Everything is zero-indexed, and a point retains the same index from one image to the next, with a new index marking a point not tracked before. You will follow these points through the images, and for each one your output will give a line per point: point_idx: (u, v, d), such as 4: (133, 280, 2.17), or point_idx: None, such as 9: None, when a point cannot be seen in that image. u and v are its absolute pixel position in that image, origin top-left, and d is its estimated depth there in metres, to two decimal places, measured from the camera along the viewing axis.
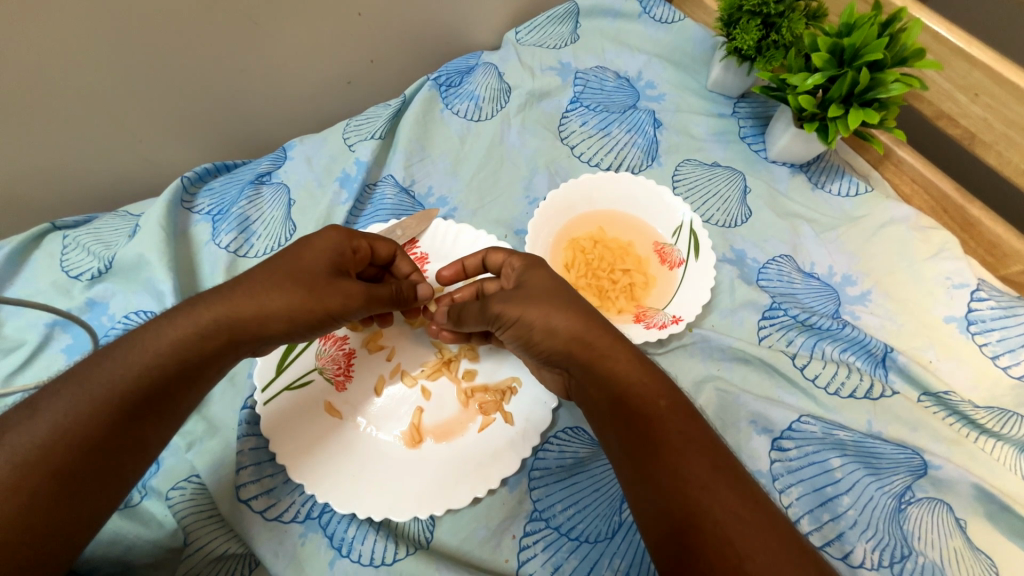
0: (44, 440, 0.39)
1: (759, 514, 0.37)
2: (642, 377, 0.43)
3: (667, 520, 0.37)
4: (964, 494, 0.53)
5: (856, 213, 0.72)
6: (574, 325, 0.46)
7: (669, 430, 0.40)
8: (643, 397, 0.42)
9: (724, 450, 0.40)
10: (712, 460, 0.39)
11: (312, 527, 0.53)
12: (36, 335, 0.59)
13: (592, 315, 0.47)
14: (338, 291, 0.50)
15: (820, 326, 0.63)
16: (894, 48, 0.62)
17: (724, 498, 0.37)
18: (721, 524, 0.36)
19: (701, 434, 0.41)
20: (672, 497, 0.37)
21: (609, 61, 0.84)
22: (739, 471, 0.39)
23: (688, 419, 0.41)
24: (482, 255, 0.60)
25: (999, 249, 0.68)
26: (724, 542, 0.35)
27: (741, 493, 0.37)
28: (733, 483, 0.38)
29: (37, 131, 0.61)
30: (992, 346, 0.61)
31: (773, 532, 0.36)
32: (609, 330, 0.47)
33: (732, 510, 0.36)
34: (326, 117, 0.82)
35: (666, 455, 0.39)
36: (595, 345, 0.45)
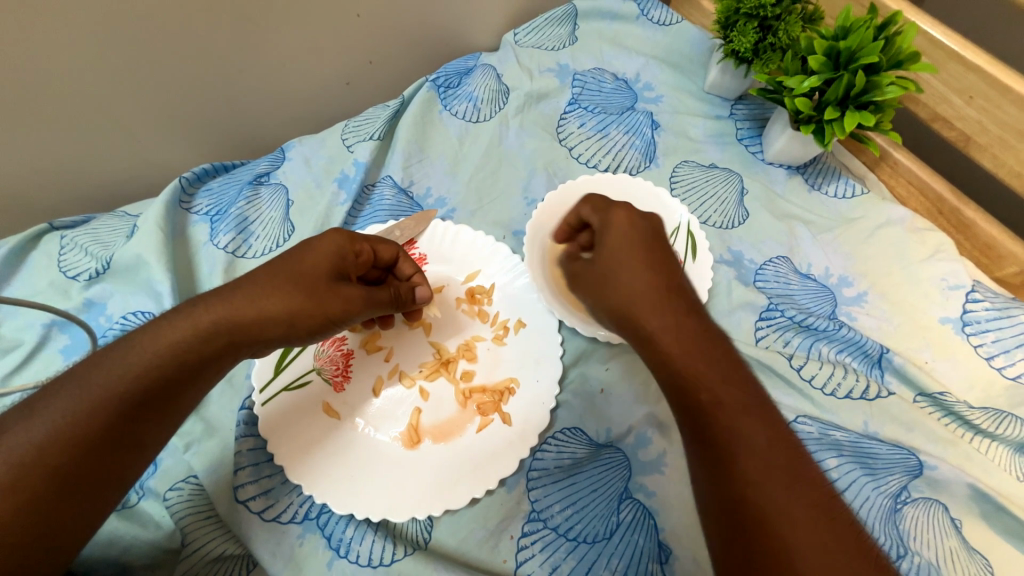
0: (42, 440, 0.39)
1: (813, 511, 0.36)
2: (705, 356, 0.43)
3: (720, 508, 0.38)
4: (959, 494, 0.53)
5: (852, 215, 0.72)
6: (639, 301, 0.46)
7: (725, 415, 0.40)
8: (702, 378, 0.42)
9: (786, 438, 0.40)
10: (773, 453, 0.39)
11: (310, 527, 0.53)
12: (33, 335, 0.59)
13: (659, 288, 0.47)
14: (340, 296, 0.50)
15: (817, 327, 0.64)
16: (890, 51, 0.63)
17: (777, 492, 0.37)
18: (774, 518, 0.36)
19: (762, 422, 0.40)
20: (724, 486, 0.38)
21: (607, 63, 0.84)
22: (801, 468, 0.39)
23: (749, 403, 0.41)
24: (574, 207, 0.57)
25: (994, 251, 0.69)
26: (774, 535, 0.35)
27: (798, 491, 0.37)
28: (791, 479, 0.38)
29: (35, 131, 0.61)
30: (987, 347, 0.62)
31: (826, 528, 0.36)
32: (680, 305, 0.46)
33: (784, 506, 0.36)
34: (324, 118, 0.82)
35: (721, 442, 0.40)
36: (649, 320, 0.45)
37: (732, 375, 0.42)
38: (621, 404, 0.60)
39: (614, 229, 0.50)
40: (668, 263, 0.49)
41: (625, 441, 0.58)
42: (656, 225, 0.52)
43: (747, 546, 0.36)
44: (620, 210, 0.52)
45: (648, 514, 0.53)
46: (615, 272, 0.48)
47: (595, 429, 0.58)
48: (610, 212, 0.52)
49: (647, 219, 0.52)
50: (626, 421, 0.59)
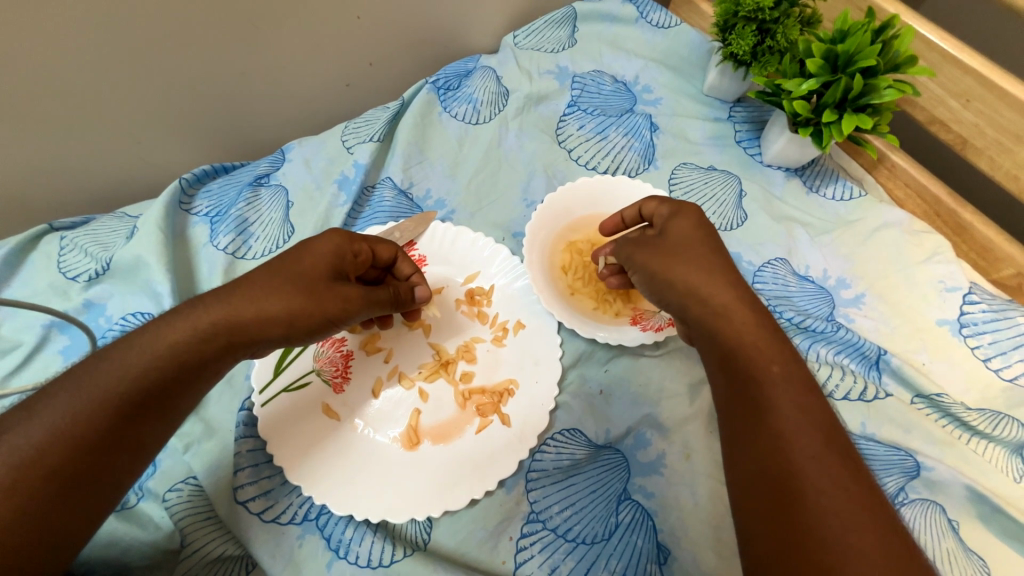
0: (41, 441, 0.39)
1: (862, 495, 0.37)
2: (767, 340, 0.46)
3: (767, 478, 0.39)
4: (956, 495, 0.54)
5: (849, 217, 0.72)
6: (706, 279, 0.50)
7: (781, 394, 0.42)
8: (762, 358, 0.44)
9: (835, 425, 0.41)
10: (820, 432, 0.40)
11: (309, 528, 0.53)
12: (33, 336, 0.59)
13: (723, 273, 0.50)
14: (340, 296, 0.50)
15: (815, 329, 0.64)
16: (887, 54, 0.63)
17: (828, 469, 0.38)
18: (818, 491, 0.37)
19: (817, 407, 0.42)
20: (774, 457, 0.39)
21: (607, 65, 0.84)
22: (847, 451, 0.40)
23: (804, 388, 0.43)
24: (636, 206, 0.61)
25: (991, 253, 0.69)
26: (818, 507, 0.36)
27: (846, 470, 0.38)
28: (841, 458, 0.39)
29: (35, 132, 0.61)
30: (984, 348, 0.62)
31: (872, 510, 0.37)
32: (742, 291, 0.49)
33: (835, 483, 0.37)
34: (324, 120, 0.82)
35: (774, 417, 0.41)
36: (714, 298, 0.49)
37: (789, 360, 0.45)
38: (620, 405, 0.60)
39: (684, 223, 0.55)
40: (731, 257, 0.53)
41: (624, 442, 0.58)
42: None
43: (792, 515, 0.37)
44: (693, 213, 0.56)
45: (646, 515, 0.53)
46: (673, 256, 0.52)
47: (593, 430, 0.58)
48: (679, 209, 0.56)
49: (713, 219, 0.56)
50: (625, 422, 0.59)
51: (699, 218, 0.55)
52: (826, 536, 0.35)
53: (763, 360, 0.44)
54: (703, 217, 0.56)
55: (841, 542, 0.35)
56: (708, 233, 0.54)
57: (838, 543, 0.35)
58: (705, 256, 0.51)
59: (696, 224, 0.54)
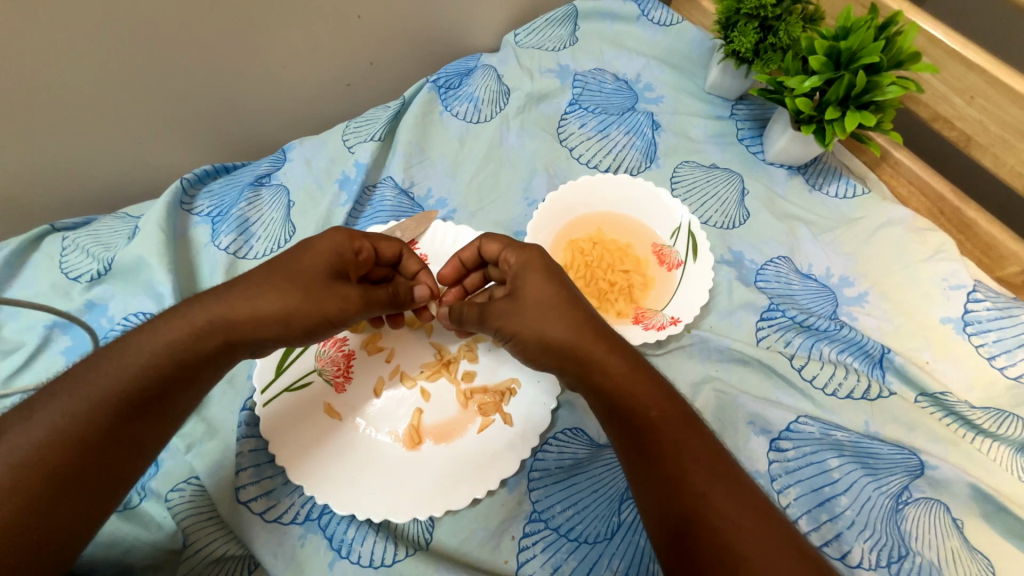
0: (42, 441, 0.39)
1: (760, 523, 0.38)
2: (639, 384, 0.45)
3: (671, 531, 0.39)
4: (962, 494, 0.53)
5: (853, 215, 0.72)
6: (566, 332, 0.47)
7: (665, 436, 0.42)
8: (638, 405, 0.44)
9: (720, 451, 0.42)
10: (706, 466, 0.41)
11: (312, 528, 0.53)
12: (35, 337, 0.59)
13: (587, 320, 0.48)
14: (335, 296, 0.49)
15: (818, 327, 0.64)
16: (890, 51, 0.63)
17: (724, 507, 0.39)
18: (719, 530, 0.38)
19: (699, 438, 0.42)
20: (674, 505, 0.40)
21: (608, 63, 0.84)
22: (734, 473, 0.41)
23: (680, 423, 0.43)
24: (475, 247, 0.58)
25: (995, 252, 0.69)
26: (722, 547, 0.37)
27: (738, 499, 0.39)
28: (732, 490, 0.40)
29: (37, 132, 0.61)
30: (988, 347, 0.62)
31: (766, 531, 0.38)
32: (605, 332, 0.48)
33: (731, 517, 0.38)
34: (325, 119, 0.82)
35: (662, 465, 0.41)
36: (585, 351, 0.46)
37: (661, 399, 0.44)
38: None
39: (531, 266, 0.51)
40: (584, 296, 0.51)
41: None
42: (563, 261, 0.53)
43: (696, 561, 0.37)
44: (540, 257, 0.52)
45: None
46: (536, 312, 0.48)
47: (596, 429, 0.59)
48: (523, 253, 0.53)
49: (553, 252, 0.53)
50: None
51: (540, 253, 0.53)
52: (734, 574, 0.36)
53: (643, 405, 0.44)
54: (543, 253, 0.53)
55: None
56: (553, 271, 0.51)
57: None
58: (560, 305, 0.49)
59: (540, 261, 0.52)
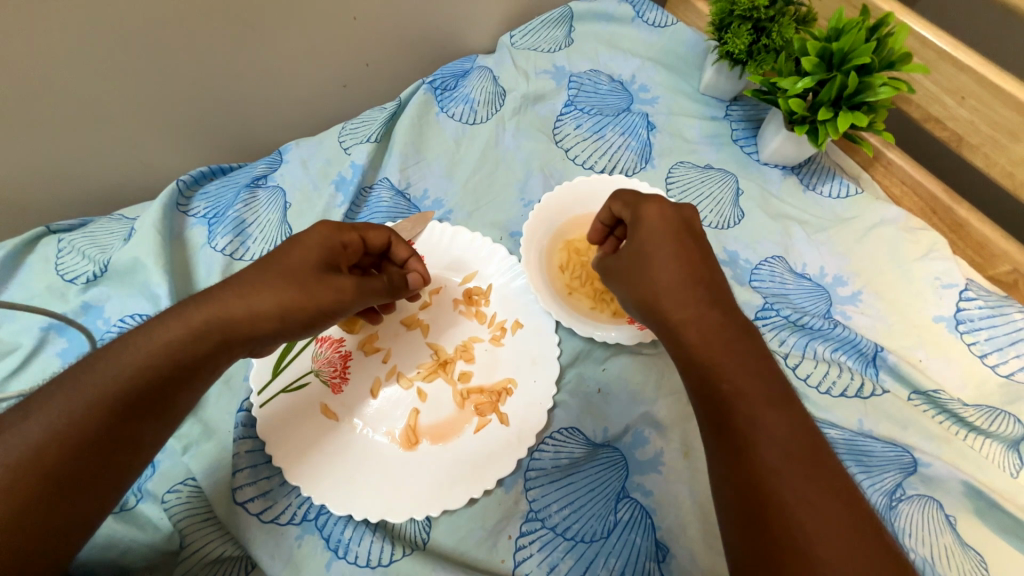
0: (39, 441, 0.39)
1: (836, 508, 0.36)
2: (736, 350, 0.44)
3: (735, 493, 0.39)
4: (954, 491, 0.54)
5: (847, 215, 0.72)
6: (668, 290, 0.48)
7: (746, 404, 0.41)
8: (728, 367, 0.43)
9: (810, 435, 0.40)
10: (786, 441, 0.39)
11: (308, 528, 0.53)
12: (30, 339, 0.59)
13: (693, 281, 0.48)
14: (330, 287, 0.50)
15: (812, 326, 0.64)
16: (882, 52, 0.63)
17: (799, 485, 0.37)
18: (787, 505, 0.36)
19: (786, 413, 0.41)
20: (741, 473, 0.39)
21: (603, 64, 0.84)
22: (819, 456, 0.39)
23: (772, 395, 0.41)
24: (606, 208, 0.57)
25: (988, 250, 0.69)
26: (788, 521, 0.36)
27: (817, 480, 0.37)
28: (811, 470, 0.38)
29: (32, 135, 0.61)
30: (980, 345, 0.62)
31: (843, 520, 0.36)
32: (707, 297, 0.48)
33: (802, 495, 0.36)
34: (320, 121, 0.82)
35: (741, 428, 0.40)
36: (677, 308, 0.48)
37: (759, 369, 0.43)
38: (618, 404, 0.60)
39: (644, 224, 0.51)
40: (696, 257, 0.50)
41: (622, 440, 0.58)
42: (689, 222, 0.52)
43: (760, 528, 0.37)
44: (662, 213, 0.52)
45: (645, 513, 0.54)
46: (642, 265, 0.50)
47: (592, 429, 0.59)
48: (638, 208, 0.53)
49: (680, 212, 0.52)
50: (623, 421, 0.59)
51: (662, 214, 0.51)
52: (800, 551, 0.34)
53: (726, 373, 0.43)
54: (667, 212, 0.52)
55: (812, 558, 0.34)
56: (671, 231, 0.51)
57: (801, 553, 0.34)
58: (664, 262, 0.49)
59: (660, 221, 0.51)
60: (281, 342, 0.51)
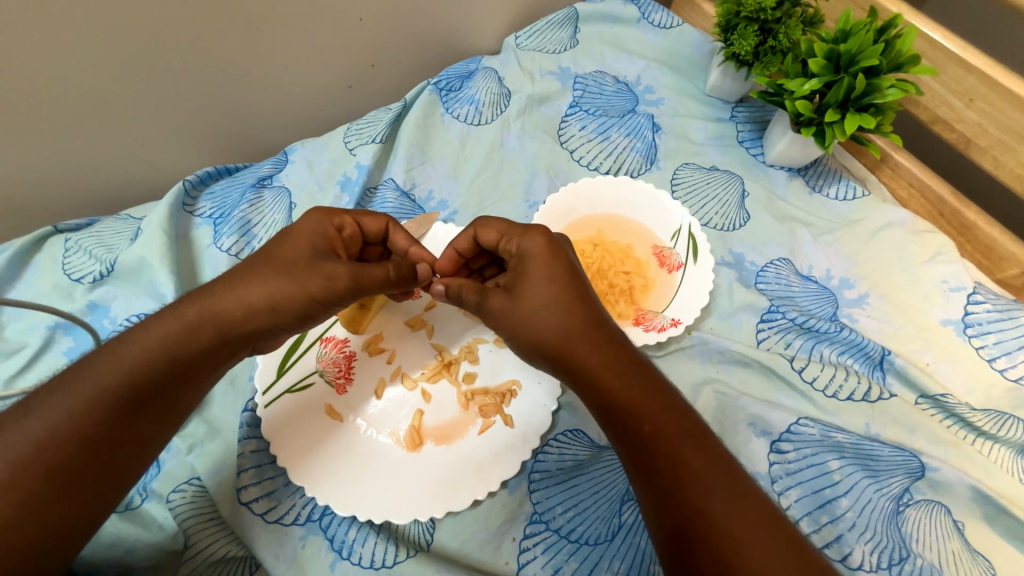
0: (38, 437, 0.39)
1: (759, 533, 0.38)
2: (643, 391, 0.44)
3: (670, 538, 0.40)
4: (962, 496, 0.53)
5: (854, 217, 0.72)
6: (573, 336, 0.47)
7: (665, 447, 0.42)
8: (641, 412, 0.43)
9: (723, 462, 0.42)
10: (706, 475, 0.41)
11: (313, 529, 0.53)
12: (37, 338, 0.60)
13: (590, 324, 0.47)
14: (320, 274, 0.47)
15: (818, 329, 0.64)
16: (890, 53, 0.63)
17: (723, 520, 0.39)
18: (715, 541, 0.38)
19: (703, 447, 0.42)
20: (669, 516, 0.40)
21: (608, 65, 0.84)
22: (738, 480, 0.41)
23: (688, 429, 0.43)
24: (470, 235, 0.55)
25: (996, 252, 0.69)
26: (719, 559, 0.37)
27: (738, 510, 0.39)
28: (732, 501, 0.39)
29: (39, 134, 0.61)
30: (988, 349, 0.62)
31: (768, 542, 0.38)
32: (609, 335, 0.47)
33: (730, 529, 0.38)
34: (326, 122, 0.82)
35: (666, 472, 0.41)
36: (582, 353, 0.46)
37: (671, 403, 0.44)
38: None
39: (530, 262, 0.50)
40: (584, 294, 0.49)
41: None
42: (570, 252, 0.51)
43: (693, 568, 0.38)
44: (548, 247, 0.50)
45: None
46: (531, 311, 0.48)
47: (596, 430, 0.59)
48: (520, 242, 0.51)
49: (556, 241, 0.51)
50: None
51: (544, 249, 0.50)
52: None
53: (642, 416, 0.43)
54: (546, 242, 0.50)
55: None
56: (557, 267, 0.49)
57: None
58: (558, 304, 0.48)
59: (542, 258, 0.50)
60: (282, 335, 0.50)
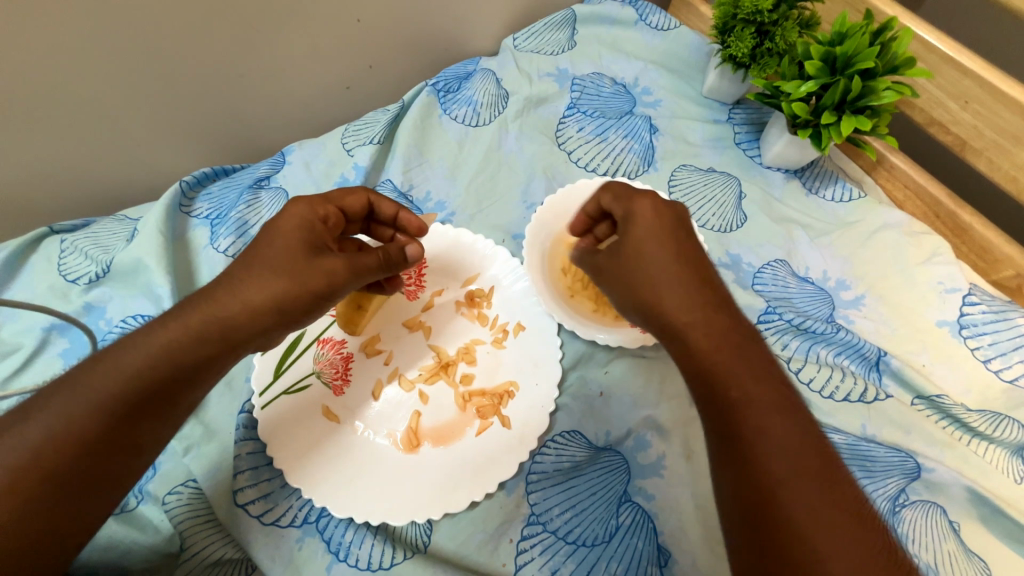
0: (38, 443, 0.39)
1: (849, 521, 0.34)
2: (737, 356, 0.42)
3: (743, 504, 0.37)
4: (957, 497, 0.54)
5: (849, 219, 0.72)
6: (667, 292, 0.45)
7: (753, 414, 0.39)
8: (731, 373, 0.41)
9: (818, 445, 0.38)
10: (797, 452, 0.37)
11: (309, 531, 0.53)
12: (33, 339, 0.59)
13: (694, 282, 0.45)
14: (319, 269, 0.47)
15: (814, 330, 0.64)
16: (886, 56, 0.63)
17: (810, 498, 0.35)
18: (798, 519, 0.34)
19: (798, 425, 0.38)
20: (748, 483, 0.37)
21: (606, 67, 0.84)
22: (830, 467, 0.37)
23: (777, 402, 0.39)
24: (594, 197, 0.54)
25: (991, 254, 0.69)
26: (799, 537, 0.34)
27: (828, 494, 0.35)
28: (822, 484, 0.36)
29: (36, 135, 0.61)
30: (984, 350, 0.62)
31: (857, 533, 0.34)
32: (712, 298, 0.45)
33: (815, 511, 0.34)
34: (323, 123, 0.82)
35: (747, 438, 0.38)
36: (675, 310, 0.44)
37: (764, 374, 0.41)
38: (619, 407, 0.60)
39: (637, 221, 0.48)
40: (691, 255, 0.47)
41: (624, 444, 0.58)
42: (680, 215, 0.49)
43: (769, 540, 0.35)
44: (662, 209, 0.49)
45: (647, 517, 0.53)
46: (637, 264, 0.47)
47: (594, 432, 0.59)
48: (632, 202, 0.49)
49: (674, 208, 0.50)
50: (625, 424, 0.59)
51: (656, 210, 0.48)
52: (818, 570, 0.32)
53: (731, 379, 0.40)
54: (662, 204, 0.49)
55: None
56: (666, 230, 0.47)
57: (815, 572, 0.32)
58: (658, 261, 0.46)
59: (654, 219, 0.48)
60: (284, 334, 0.50)
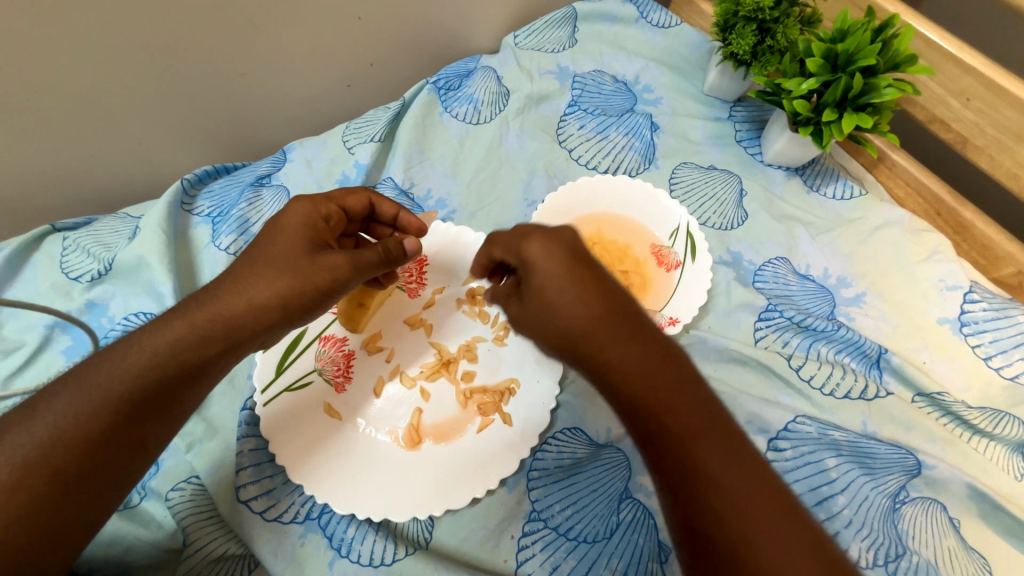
0: (44, 442, 0.39)
1: (793, 538, 0.33)
2: (664, 386, 0.39)
3: (691, 545, 0.35)
4: (958, 494, 0.54)
5: (850, 216, 0.72)
6: (582, 335, 0.41)
7: (683, 448, 0.37)
8: (659, 408, 0.38)
9: (753, 460, 0.36)
10: (732, 478, 0.35)
11: (311, 527, 0.53)
12: (35, 336, 0.60)
13: (605, 320, 0.41)
14: (321, 266, 0.47)
15: (815, 328, 0.64)
16: (887, 53, 0.63)
17: (753, 529, 0.34)
18: (747, 555, 0.33)
19: (728, 444, 0.37)
20: (694, 521, 0.35)
21: (607, 65, 0.84)
22: (767, 482, 0.36)
23: (705, 425, 0.37)
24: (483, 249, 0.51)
25: (992, 252, 0.69)
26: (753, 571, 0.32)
27: (770, 515, 0.34)
28: (762, 506, 0.34)
29: (39, 133, 0.61)
30: (985, 347, 0.62)
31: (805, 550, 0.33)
32: (629, 327, 0.41)
33: (762, 539, 0.33)
34: (324, 121, 0.82)
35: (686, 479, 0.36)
36: (594, 351, 0.41)
37: (691, 397, 0.38)
38: None
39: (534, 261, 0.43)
40: (599, 286, 0.42)
41: (625, 441, 0.58)
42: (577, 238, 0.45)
43: None
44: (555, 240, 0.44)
45: (647, 513, 0.54)
46: (546, 305, 0.43)
47: (595, 429, 0.59)
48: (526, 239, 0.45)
49: (565, 237, 0.44)
50: None
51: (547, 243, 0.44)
52: None
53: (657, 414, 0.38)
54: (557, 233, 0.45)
55: None
56: (569, 262, 0.43)
57: None
58: (568, 302, 0.41)
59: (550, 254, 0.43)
60: (290, 331, 0.51)
